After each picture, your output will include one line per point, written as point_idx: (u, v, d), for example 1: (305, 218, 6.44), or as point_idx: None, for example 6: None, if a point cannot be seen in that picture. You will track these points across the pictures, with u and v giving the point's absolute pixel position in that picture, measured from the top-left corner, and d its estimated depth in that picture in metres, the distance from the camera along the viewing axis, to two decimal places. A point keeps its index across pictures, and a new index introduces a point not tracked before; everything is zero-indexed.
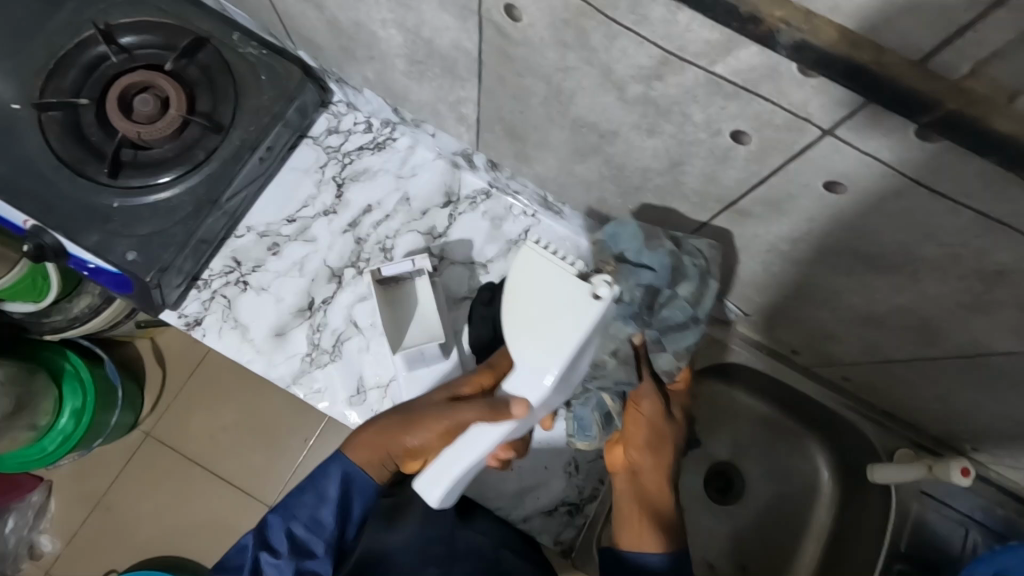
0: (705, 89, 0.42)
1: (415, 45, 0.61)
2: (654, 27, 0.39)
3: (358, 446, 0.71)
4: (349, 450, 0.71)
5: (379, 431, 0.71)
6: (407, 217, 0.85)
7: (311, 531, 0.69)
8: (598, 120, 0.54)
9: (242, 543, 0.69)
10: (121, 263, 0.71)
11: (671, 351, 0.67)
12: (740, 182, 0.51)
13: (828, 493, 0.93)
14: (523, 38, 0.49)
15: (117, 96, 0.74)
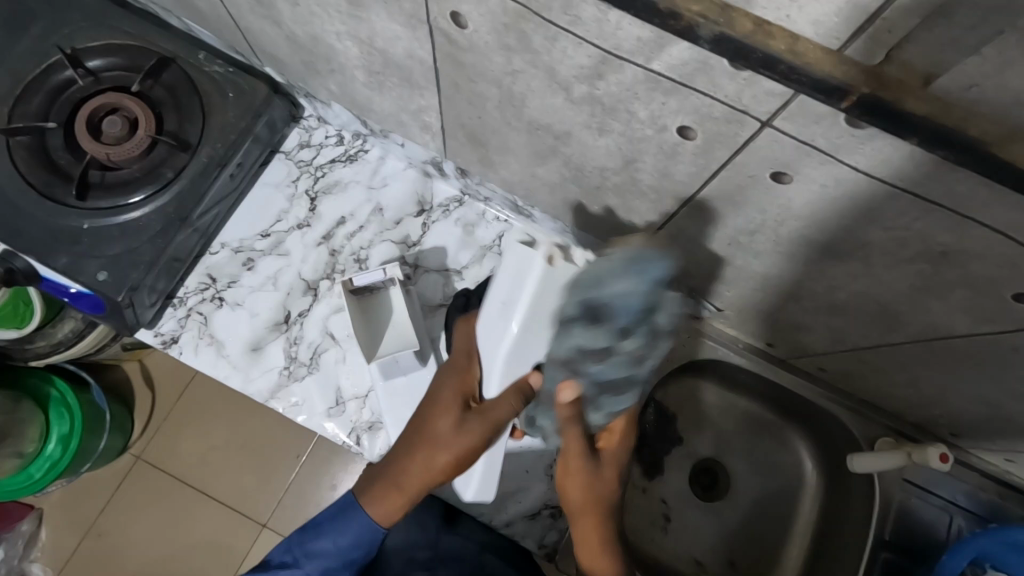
0: (645, 86, 0.43)
1: (371, 56, 0.62)
2: (588, 26, 0.40)
3: (384, 504, 0.67)
4: (372, 503, 0.67)
5: (402, 481, 0.67)
6: (380, 227, 0.86)
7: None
8: (552, 122, 0.55)
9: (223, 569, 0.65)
10: (92, 283, 0.71)
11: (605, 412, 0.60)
12: (693, 178, 0.52)
13: (814, 487, 0.93)
14: (470, 44, 0.50)
15: (85, 118, 0.74)
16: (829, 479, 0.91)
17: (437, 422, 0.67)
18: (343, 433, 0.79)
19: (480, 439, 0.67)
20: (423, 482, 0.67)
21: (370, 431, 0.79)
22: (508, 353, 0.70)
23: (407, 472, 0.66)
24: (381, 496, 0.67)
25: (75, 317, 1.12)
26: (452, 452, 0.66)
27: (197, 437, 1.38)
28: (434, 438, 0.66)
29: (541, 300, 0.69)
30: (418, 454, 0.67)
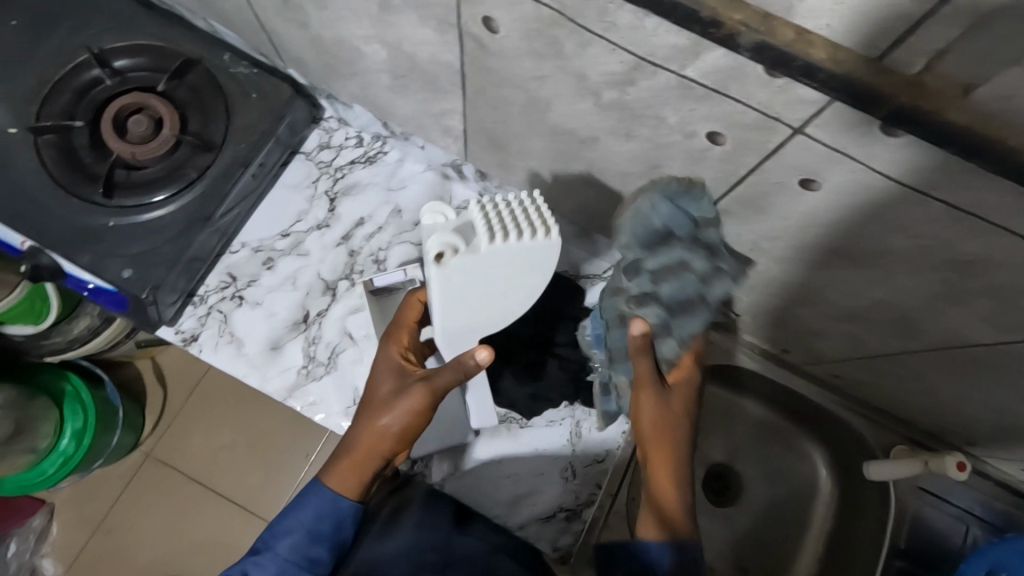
0: (677, 93, 0.43)
1: (397, 60, 0.62)
2: (623, 33, 0.40)
3: (339, 475, 0.63)
4: (331, 474, 0.63)
5: (352, 441, 0.63)
6: (398, 229, 0.87)
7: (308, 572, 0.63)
8: (576, 127, 0.55)
9: None
10: (116, 281, 0.71)
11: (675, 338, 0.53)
12: (719, 184, 0.52)
13: (829, 495, 0.92)
14: (499, 49, 0.50)
15: (111, 118, 0.75)
16: (844, 487, 0.91)
17: (378, 386, 0.64)
18: None
19: (426, 405, 0.61)
20: (371, 446, 0.62)
21: None
22: (458, 336, 0.64)
23: (356, 437, 0.62)
24: (336, 466, 0.63)
25: (90, 314, 1.15)
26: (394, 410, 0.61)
27: (207, 436, 1.39)
28: (381, 402, 0.62)
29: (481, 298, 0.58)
30: (368, 412, 0.63)
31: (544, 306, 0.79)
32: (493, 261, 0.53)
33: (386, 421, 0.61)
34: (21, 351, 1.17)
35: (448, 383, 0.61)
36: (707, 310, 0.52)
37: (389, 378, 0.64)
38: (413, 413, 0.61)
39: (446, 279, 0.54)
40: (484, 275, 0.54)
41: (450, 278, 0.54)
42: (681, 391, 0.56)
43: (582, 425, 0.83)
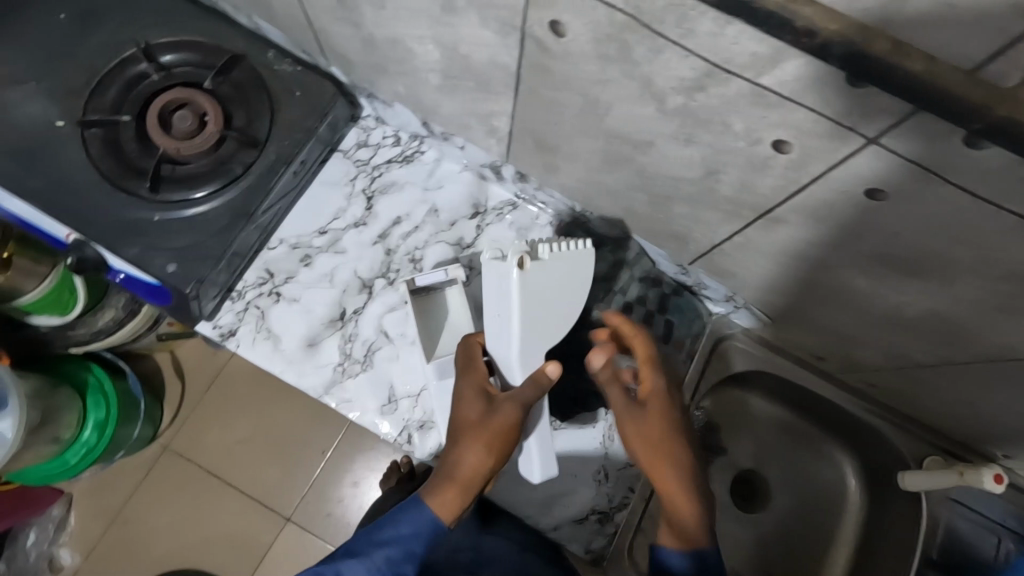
0: (748, 100, 0.43)
1: (450, 60, 0.62)
2: (700, 40, 0.40)
3: (445, 502, 0.60)
4: (432, 503, 0.60)
5: (450, 469, 0.61)
6: (435, 228, 0.87)
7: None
8: (632, 131, 0.56)
9: None
10: (162, 275, 0.71)
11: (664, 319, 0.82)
12: (777, 191, 0.52)
13: (858, 503, 0.93)
14: (563, 52, 0.50)
15: (156, 112, 0.76)
16: (872, 496, 0.91)
17: (464, 412, 0.64)
18: (395, 432, 0.81)
19: (517, 420, 0.62)
20: (471, 472, 0.61)
21: (422, 429, 0.80)
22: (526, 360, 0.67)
23: (456, 462, 0.61)
24: (438, 490, 0.60)
25: (115, 306, 1.18)
26: (489, 429, 0.61)
27: (227, 430, 1.40)
28: (470, 423, 0.62)
29: (546, 309, 0.65)
30: (461, 438, 0.62)
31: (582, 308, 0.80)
32: (556, 265, 0.65)
33: (481, 441, 0.61)
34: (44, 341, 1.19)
35: (532, 398, 0.63)
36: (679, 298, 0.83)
37: (471, 404, 0.64)
38: (507, 428, 0.61)
39: (524, 285, 0.63)
40: (550, 281, 0.65)
41: (528, 282, 0.64)
42: (654, 404, 0.60)
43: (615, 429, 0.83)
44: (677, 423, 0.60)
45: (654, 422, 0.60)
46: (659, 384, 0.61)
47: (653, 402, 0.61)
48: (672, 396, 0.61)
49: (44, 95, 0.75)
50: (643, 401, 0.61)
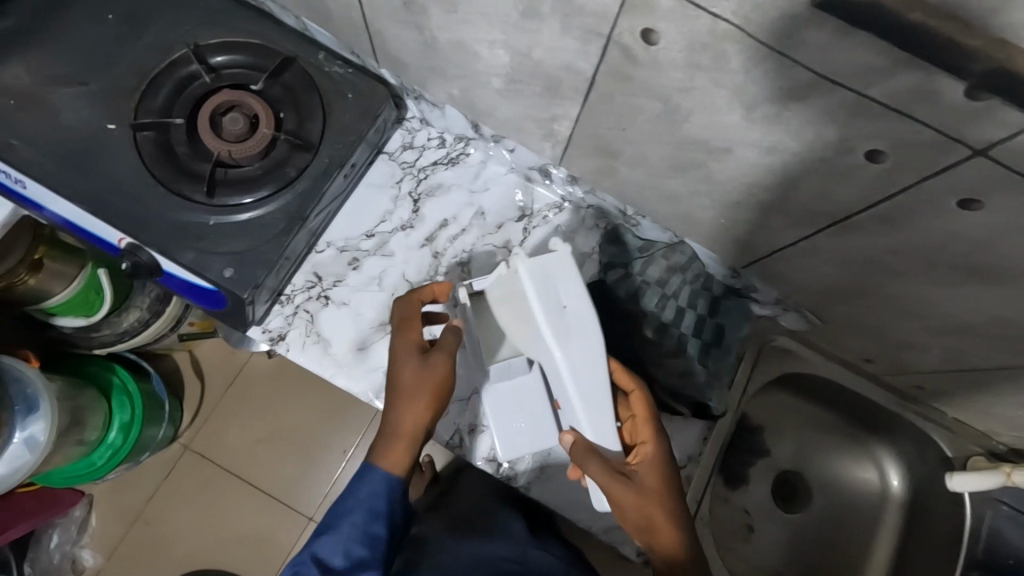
0: (850, 110, 0.43)
1: (519, 65, 0.62)
2: (810, 51, 0.40)
3: (393, 455, 0.70)
4: (381, 461, 0.70)
5: (395, 424, 0.69)
6: (482, 231, 0.87)
7: (366, 550, 0.68)
8: (710, 138, 0.56)
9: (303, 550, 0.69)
10: (218, 280, 0.71)
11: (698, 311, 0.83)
12: (860, 200, 0.52)
13: (899, 504, 0.93)
14: (650, 60, 0.50)
15: (207, 113, 0.75)
16: (913, 497, 0.92)
17: (403, 369, 0.70)
18: (447, 435, 0.81)
19: (445, 368, 0.70)
20: (414, 423, 0.69)
21: (472, 433, 0.81)
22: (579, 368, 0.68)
23: (399, 415, 0.69)
24: (387, 450, 0.70)
25: (140, 307, 1.16)
26: (422, 383, 0.69)
27: (252, 430, 1.40)
28: (405, 377, 0.70)
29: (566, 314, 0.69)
30: (402, 394, 0.69)
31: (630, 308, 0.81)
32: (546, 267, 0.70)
33: (416, 396, 0.69)
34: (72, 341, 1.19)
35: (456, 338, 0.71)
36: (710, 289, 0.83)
37: (405, 360, 0.70)
38: (439, 374, 0.69)
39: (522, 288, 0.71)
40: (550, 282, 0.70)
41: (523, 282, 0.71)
42: (647, 468, 0.68)
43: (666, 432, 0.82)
44: (673, 482, 0.68)
45: (654, 489, 0.67)
46: (654, 449, 0.69)
47: (652, 470, 0.68)
48: (665, 457, 0.69)
49: (95, 98, 0.74)
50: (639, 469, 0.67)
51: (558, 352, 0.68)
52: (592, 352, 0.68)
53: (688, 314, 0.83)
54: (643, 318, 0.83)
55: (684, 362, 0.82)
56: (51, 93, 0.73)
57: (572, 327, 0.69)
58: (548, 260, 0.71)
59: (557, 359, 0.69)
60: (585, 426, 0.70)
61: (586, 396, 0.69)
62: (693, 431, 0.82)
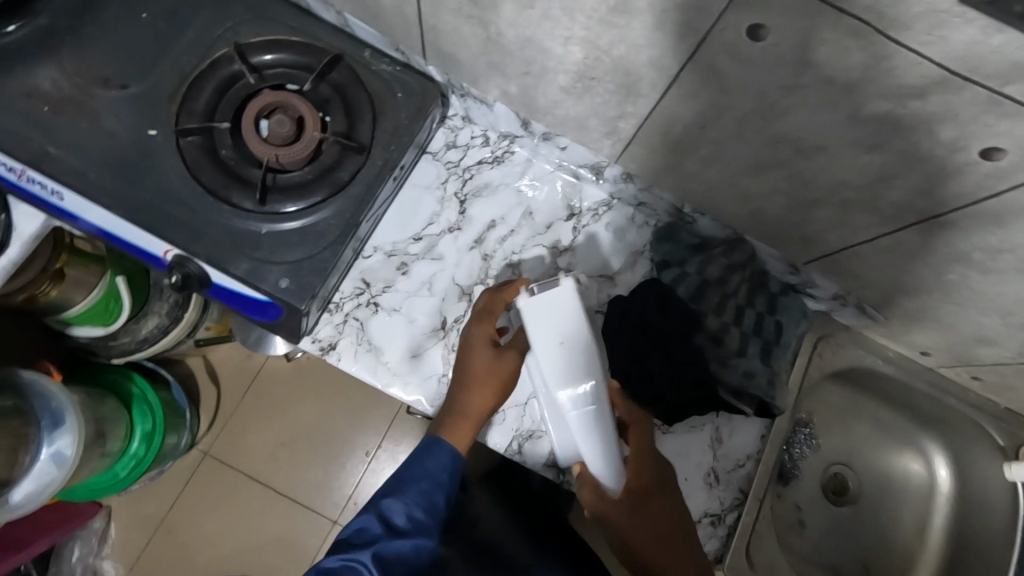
0: (977, 108, 0.42)
1: (594, 61, 0.59)
2: (948, 48, 0.39)
3: (458, 435, 0.68)
4: (446, 437, 0.68)
5: (463, 408, 0.68)
6: (532, 231, 0.84)
7: (425, 517, 0.67)
8: (802, 136, 0.54)
9: (359, 524, 0.65)
10: (274, 291, 0.68)
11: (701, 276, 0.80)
12: (962, 196, 0.52)
13: (947, 495, 0.93)
14: (752, 57, 0.48)
15: (252, 115, 0.71)
16: (963, 486, 0.92)
17: (474, 357, 0.68)
18: (506, 442, 0.79)
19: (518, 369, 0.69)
20: (481, 410, 0.68)
21: (531, 439, 0.79)
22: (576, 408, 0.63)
23: (467, 402, 0.68)
24: (451, 427, 0.68)
25: (159, 314, 1.11)
26: (490, 375, 0.67)
27: (276, 434, 1.37)
28: (475, 369, 0.68)
29: (565, 351, 0.62)
30: (473, 384, 0.68)
31: (687, 306, 0.80)
32: (553, 302, 0.62)
33: (484, 385, 0.68)
34: (88, 353, 1.14)
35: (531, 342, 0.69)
36: (708, 244, 0.82)
37: (478, 351, 0.69)
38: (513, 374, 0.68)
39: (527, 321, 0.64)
40: (554, 317, 0.62)
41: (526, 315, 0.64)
42: (643, 495, 0.69)
43: (723, 430, 0.82)
44: (669, 503, 0.71)
45: (650, 513, 0.69)
46: (648, 474, 0.70)
47: (646, 495, 0.69)
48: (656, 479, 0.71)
49: (136, 102, 0.71)
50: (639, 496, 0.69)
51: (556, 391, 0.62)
52: (595, 390, 0.63)
53: (686, 270, 0.81)
54: (704, 317, 0.80)
55: (747, 362, 0.80)
56: (91, 98, 0.70)
57: (572, 366, 0.62)
58: (548, 295, 0.62)
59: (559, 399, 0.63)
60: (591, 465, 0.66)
61: (590, 434, 0.64)
62: (752, 429, 0.82)
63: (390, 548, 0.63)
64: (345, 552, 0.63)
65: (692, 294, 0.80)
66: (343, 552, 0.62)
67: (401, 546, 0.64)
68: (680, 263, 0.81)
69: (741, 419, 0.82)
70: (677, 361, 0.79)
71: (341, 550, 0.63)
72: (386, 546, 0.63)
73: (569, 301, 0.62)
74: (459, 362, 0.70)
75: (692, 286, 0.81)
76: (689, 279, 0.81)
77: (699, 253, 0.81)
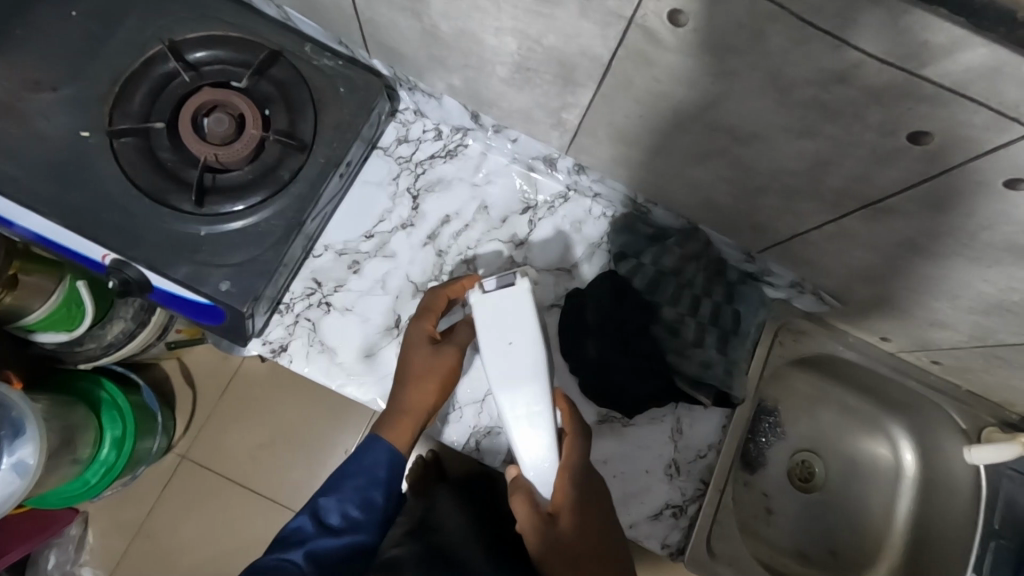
0: (899, 91, 0.41)
1: (530, 51, 0.58)
2: (863, 30, 0.38)
3: (398, 431, 0.67)
4: (385, 434, 0.67)
5: (402, 403, 0.67)
6: (486, 226, 0.83)
7: (361, 515, 0.65)
8: (739, 123, 0.53)
9: (295, 524, 0.64)
10: (215, 294, 0.66)
11: (657, 267, 0.80)
12: (898, 181, 0.51)
13: (912, 478, 0.94)
14: (677, 44, 0.47)
15: (190, 114, 0.69)
16: (929, 469, 0.92)
17: (411, 353, 0.68)
18: (463, 439, 0.78)
19: (455, 364, 0.68)
20: (421, 406, 0.67)
21: (489, 436, 0.78)
22: (518, 412, 0.63)
23: (405, 398, 0.67)
24: (390, 423, 0.67)
25: (125, 318, 1.09)
26: (433, 372, 0.67)
27: (249, 435, 1.36)
28: (413, 364, 0.67)
29: (512, 352, 0.62)
30: (409, 380, 0.67)
31: (642, 297, 0.79)
32: (504, 304, 0.63)
33: (427, 381, 0.67)
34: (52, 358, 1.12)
35: (467, 338, 0.69)
36: (665, 234, 0.81)
37: (415, 348, 0.68)
38: (450, 369, 0.68)
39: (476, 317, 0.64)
40: (503, 319, 0.63)
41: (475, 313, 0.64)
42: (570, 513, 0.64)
43: (684, 421, 0.82)
44: (600, 526, 0.66)
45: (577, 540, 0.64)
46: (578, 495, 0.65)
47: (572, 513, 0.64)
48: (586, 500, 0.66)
49: (68, 104, 0.69)
50: (563, 518, 0.63)
51: (499, 392, 0.62)
52: (536, 395, 0.63)
53: (642, 261, 0.80)
54: (660, 309, 0.79)
55: (703, 352, 0.79)
56: (22, 101, 0.68)
57: (517, 368, 0.62)
58: (500, 295, 0.63)
59: (499, 401, 0.63)
60: (526, 473, 0.65)
61: (527, 439, 0.64)
62: (713, 419, 0.82)
63: (324, 544, 0.62)
64: (278, 552, 0.62)
65: (647, 286, 0.80)
66: (277, 552, 0.61)
67: (334, 543, 0.63)
68: (637, 255, 0.80)
69: (701, 409, 0.82)
70: (634, 353, 0.78)
71: (276, 550, 0.62)
72: (318, 543, 0.62)
73: (521, 303, 0.63)
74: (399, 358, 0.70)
75: (648, 278, 0.80)
76: (647, 271, 0.80)
77: (655, 242, 0.81)
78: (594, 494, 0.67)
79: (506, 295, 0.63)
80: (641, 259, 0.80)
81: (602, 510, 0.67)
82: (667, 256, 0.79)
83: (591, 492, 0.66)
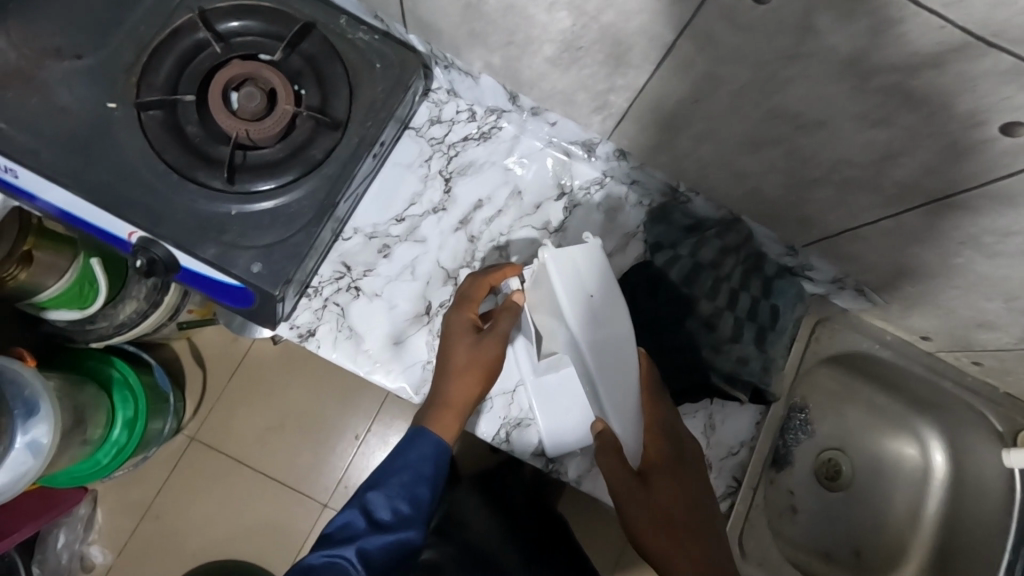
0: (999, 77, 0.39)
1: (584, 29, 0.55)
2: (973, 9, 0.35)
3: (444, 424, 0.65)
4: (429, 426, 0.65)
5: (447, 394, 0.65)
6: (519, 212, 0.81)
7: (411, 510, 0.63)
8: (804, 111, 0.51)
9: (342, 521, 0.62)
10: (245, 276, 0.64)
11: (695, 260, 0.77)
12: (973, 176, 0.49)
13: (942, 480, 0.91)
14: (753, 23, 0.44)
15: (219, 86, 0.66)
16: (960, 472, 0.90)
17: (454, 343, 0.67)
18: (493, 431, 0.76)
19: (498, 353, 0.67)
20: (465, 397, 0.66)
21: (520, 428, 0.76)
22: (608, 368, 0.61)
23: (451, 389, 0.65)
24: (435, 416, 0.65)
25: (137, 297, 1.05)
26: (476, 362, 0.65)
27: (261, 418, 1.34)
28: (456, 354, 0.66)
29: (594, 306, 0.61)
30: (454, 370, 0.66)
31: (679, 289, 0.77)
32: (579, 259, 0.63)
33: (470, 372, 0.66)
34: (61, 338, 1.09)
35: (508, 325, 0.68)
36: (704, 224, 0.78)
37: (458, 336, 0.67)
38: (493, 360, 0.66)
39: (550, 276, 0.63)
40: (581, 273, 0.62)
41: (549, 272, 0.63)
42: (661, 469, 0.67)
43: (716, 417, 0.80)
44: (691, 492, 0.68)
45: (663, 495, 0.66)
46: (665, 453, 0.68)
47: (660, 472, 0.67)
48: (675, 461, 0.68)
49: (92, 75, 0.66)
50: (654, 473, 0.67)
51: (587, 349, 0.60)
52: (625, 348, 0.62)
53: (681, 252, 0.77)
54: (696, 302, 0.77)
55: (742, 348, 0.77)
56: (43, 70, 0.65)
57: (603, 320, 0.61)
58: (574, 250, 0.63)
59: (589, 355, 0.60)
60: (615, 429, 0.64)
61: (617, 395, 0.62)
62: (746, 416, 0.80)
63: (376, 543, 0.60)
64: (328, 549, 0.59)
65: (683, 279, 0.77)
66: (326, 549, 0.59)
67: (385, 541, 0.60)
68: (675, 245, 0.78)
69: (733, 405, 0.80)
70: (668, 347, 0.76)
71: (325, 547, 0.60)
72: (370, 541, 0.60)
73: (594, 259, 0.63)
74: (443, 349, 0.69)
75: (685, 271, 0.77)
76: (682, 264, 0.77)
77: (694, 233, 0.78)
78: (682, 457, 0.69)
79: (580, 251, 0.63)
80: (680, 250, 0.77)
81: (691, 477, 0.69)
82: (707, 248, 0.77)
83: (680, 455, 0.69)
